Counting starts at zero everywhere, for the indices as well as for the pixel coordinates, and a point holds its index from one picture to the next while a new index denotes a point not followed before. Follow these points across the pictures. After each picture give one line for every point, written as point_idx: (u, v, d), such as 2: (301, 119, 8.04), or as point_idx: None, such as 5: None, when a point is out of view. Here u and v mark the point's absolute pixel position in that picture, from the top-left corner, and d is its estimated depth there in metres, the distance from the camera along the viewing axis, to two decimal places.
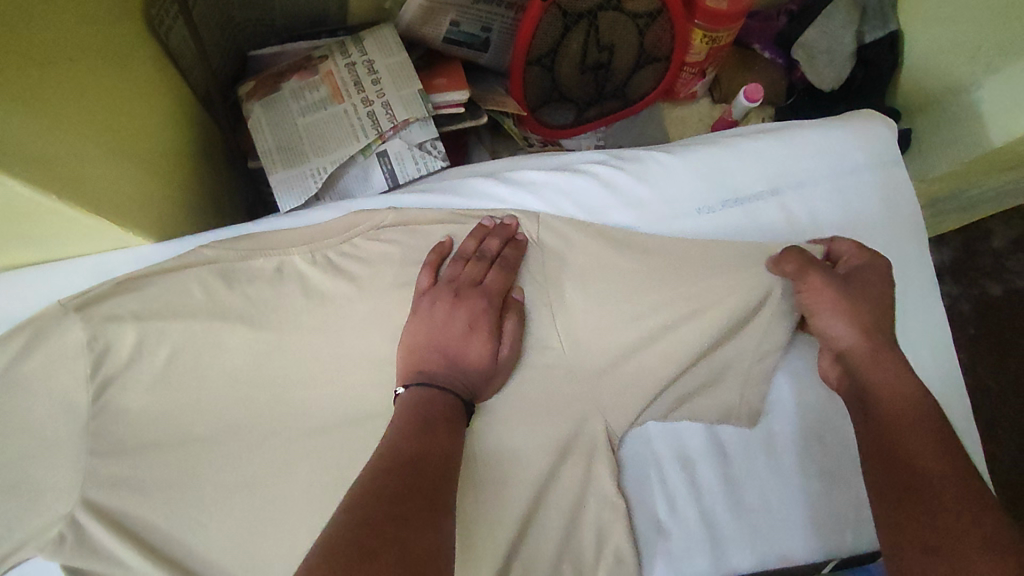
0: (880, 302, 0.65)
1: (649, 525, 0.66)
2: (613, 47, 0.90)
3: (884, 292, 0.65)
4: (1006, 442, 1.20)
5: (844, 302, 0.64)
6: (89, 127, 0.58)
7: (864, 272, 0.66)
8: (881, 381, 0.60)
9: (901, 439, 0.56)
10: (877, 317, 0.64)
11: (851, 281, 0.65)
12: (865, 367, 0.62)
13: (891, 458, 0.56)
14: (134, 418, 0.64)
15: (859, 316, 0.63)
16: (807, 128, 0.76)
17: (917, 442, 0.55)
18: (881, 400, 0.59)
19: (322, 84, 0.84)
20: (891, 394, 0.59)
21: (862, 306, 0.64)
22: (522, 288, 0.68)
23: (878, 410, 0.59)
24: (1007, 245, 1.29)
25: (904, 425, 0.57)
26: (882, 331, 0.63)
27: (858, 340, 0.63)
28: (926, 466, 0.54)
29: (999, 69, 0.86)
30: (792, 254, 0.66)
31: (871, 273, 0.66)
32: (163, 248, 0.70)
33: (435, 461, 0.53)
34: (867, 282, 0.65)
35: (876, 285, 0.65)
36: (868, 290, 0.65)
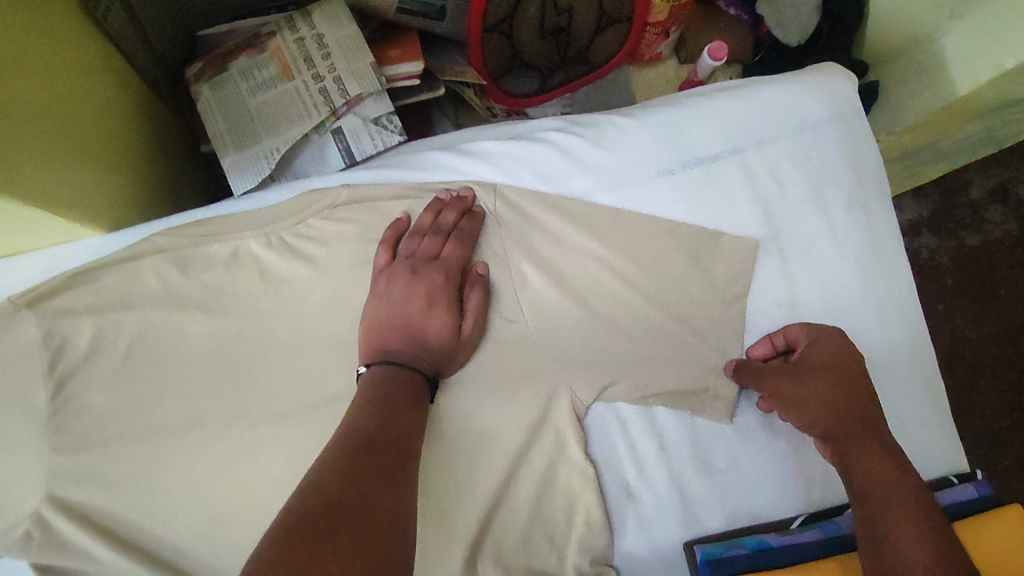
0: (841, 378, 0.65)
1: (619, 491, 0.66)
2: (571, 10, 0.89)
3: (835, 366, 0.66)
4: (985, 392, 1.22)
5: (812, 390, 0.65)
6: (29, 119, 0.56)
7: (814, 352, 0.67)
8: (864, 459, 0.61)
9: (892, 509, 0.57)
10: (850, 388, 0.65)
11: (799, 373, 0.66)
12: (853, 449, 0.62)
13: (886, 526, 0.56)
14: (95, 413, 0.63)
15: (831, 394, 0.64)
16: (764, 84, 0.75)
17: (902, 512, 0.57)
18: (869, 477, 0.60)
19: (271, 61, 0.82)
20: (873, 465, 0.60)
21: (824, 390, 0.64)
22: (485, 264, 0.67)
23: (864, 485, 0.60)
24: (983, 194, 1.28)
25: (891, 497, 0.58)
26: (855, 410, 0.64)
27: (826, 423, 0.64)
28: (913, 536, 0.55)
29: (963, 15, 0.85)
30: (749, 363, 0.67)
31: (817, 351, 0.67)
32: (112, 239, 0.68)
33: (396, 438, 0.52)
34: (817, 363, 0.66)
35: (839, 358, 0.66)
36: (823, 371, 0.65)
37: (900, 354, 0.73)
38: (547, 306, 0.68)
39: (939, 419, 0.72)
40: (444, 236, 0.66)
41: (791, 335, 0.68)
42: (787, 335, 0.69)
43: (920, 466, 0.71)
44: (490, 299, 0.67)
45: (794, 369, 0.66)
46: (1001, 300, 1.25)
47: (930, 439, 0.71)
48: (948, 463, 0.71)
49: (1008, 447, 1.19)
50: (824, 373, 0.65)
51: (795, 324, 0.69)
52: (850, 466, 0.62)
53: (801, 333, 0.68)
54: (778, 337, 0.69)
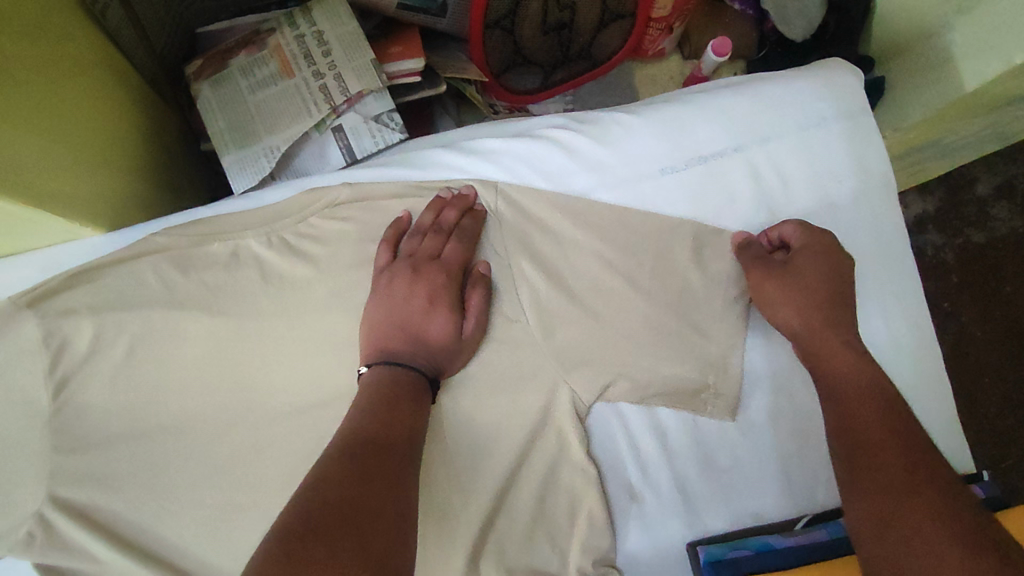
0: (829, 285, 0.66)
1: (621, 491, 0.66)
2: (574, 6, 0.87)
3: (827, 273, 0.66)
4: (990, 390, 1.21)
5: (790, 291, 0.66)
6: (30, 119, 0.56)
7: (809, 250, 0.67)
8: (829, 352, 0.63)
9: (857, 401, 0.59)
10: (829, 292, 0.66)
11: (792, 264, 0.67)
12: (822, 346, 0.64)
13: (855, 416, 0.59)
14: (96, 413, 0.63)
15: (807, 300, 0.65)
16: (769, 81, 0.74)
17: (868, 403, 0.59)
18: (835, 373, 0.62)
19: (271, 58, 0.81)
20: (840, 363, 0.63)
21: (812, 287, 0.66)
22: (487, 263, 0.67)
23: (830, 376, 0.62)
24: (989, 191, 1.27)
25: (856, 389, 0.60)
26: (837, 324, 0.65)
27: (809, 331, 0.65)
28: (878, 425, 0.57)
29: (971, 9, 0.83)
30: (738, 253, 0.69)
31: (814, 255, 0.67)
32: (112, 238, 0.67)
33: (397, 439, 0.52)
34: (810, 264, 0.66)
35: (830, 265, 0.67)
36: (815, 271, 0.66)
37: (905, 352, 0.72)
38: (549, 305, 0.68)
39: (945, 420, 0.71)
40: (445, 236, 0.66)
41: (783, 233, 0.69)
42: (781, 233, 0.69)
43: None
44: (490, 298, 0.66)
45: (786, 265, 0.67)
46: (1007, 298, 1.24)
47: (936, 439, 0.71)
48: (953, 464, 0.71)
49: (1012, 445, 1.19)
50: (815, 276, 0.66)
51: (790, 220, 0.69)
52: (816, 360, 0.64)
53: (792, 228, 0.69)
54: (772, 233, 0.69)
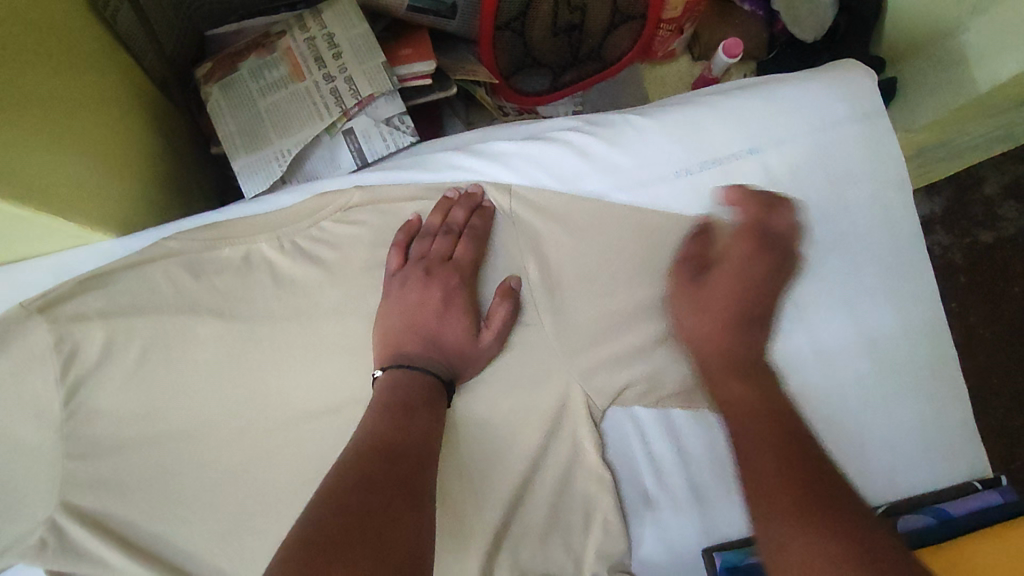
0: (747, 297, 0.64)
1: (636, 496, 0.66)
2: (584, 8, 0.87)
3: (765, 273, 0.64)
4: (999, 390, 1.20)
5: (696, 304, 0.64)
6: (40, 124, 0.55)
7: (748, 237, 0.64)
8: (722, 382, 0.61)
9: (750, 420, 0.57)
10: (728, 316, 0.63)
11: (706, 274, 0.65)
12: (715, 372, 0.62)
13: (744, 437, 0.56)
14: (108, 418, 0.63)
15: (714, 316, 0.63)
16: (784, 83, 0.73)
17: (760, 423, 0.56)
18: (733, 401, 0.59)
19: (281, 61, 0.81)
20: (737, 391, 0.59)
21: (720, 302, 0.63)
22: (517, 277, 0.67)
23: (728, 399, 0.60)
24: (998, 191, 1.26)
25: (748, 411, 0.57)
26: (749, 347, 0.63)
27: (713, 351, 0.62)
28: (765, 441, 0.54)
29: (986, 10, 0.82)
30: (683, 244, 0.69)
31: (757, 254, 0.64)
32: (124, 242, 0.67)
33: (414, 446, 0.51)
34: (743, 271, 0.64)
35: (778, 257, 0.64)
36: (743, 277, 0.63)
37: (921, 356, 0.71)
38: (562, 309, 0.67)
39: (962, 424, 0.71)
40: (470, 228, 0.66)
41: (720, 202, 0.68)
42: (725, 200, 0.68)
43: (943, 470, 0.69)
44: (516, 315, 0.66)
45: (703, 280, 0.65)
46: (1018, 298, 1.23)
47: (952, 443, 0.70)
48: (970, 468, 0.70)
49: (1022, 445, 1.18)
50: (742, 286, 0.63)
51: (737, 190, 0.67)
52: (716, 385, 0.62)
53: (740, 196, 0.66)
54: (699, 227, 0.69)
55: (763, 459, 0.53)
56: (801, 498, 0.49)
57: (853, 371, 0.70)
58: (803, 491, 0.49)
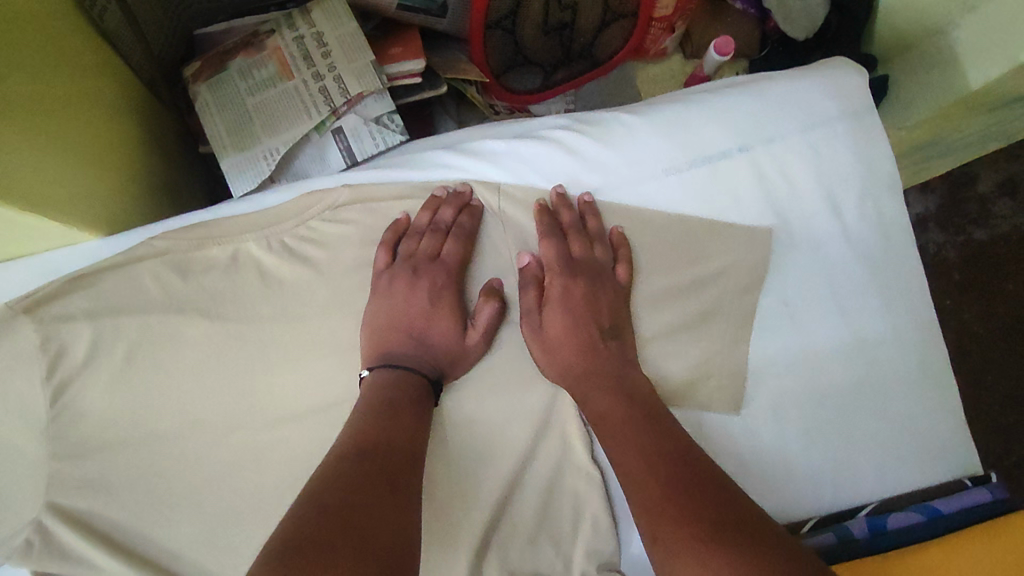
0: (591, 321, 0.64)
1: (625, 495, 0.65)
2: (575, 6, 0.87)
3: (591, 306, 0.64)
4: (993, 387, 1.20)
5: (557, 316, 0.64)
6: (27, 124, 0.55)
7: (558, 278, 0.65)
8: (590, 392, 0.61)
9: (624, 432, 0.57)
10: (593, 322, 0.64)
11: (551, 308, 0.64)
12: (585, 383, 0.62)
13: (620, 446, 0.56)
14: (95, 419, 0.63)
15: (573, 324, 0.63)
16: (773, 80, 0.73)
17: (632, 436, 0.56)
18: (606, 410, 0.59)
19: (270, 60, 0.80)
20: (602, 400, 0.60)
21: (571, 314, 0.64)
22: (501, 279, 0.67)
23: (597, 411, 0.60)
24: (992, 188, 1.26)
25: (616, 423, 0.58)
26: (608, 353, 0.63)
27: (576, 361, 0.63)
28: (639, 452, 0.55)
29: (977, 6, 0.82)
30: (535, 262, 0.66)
31: (585, 281, 0.65)
32: (111, 242, 0.66)
33: (400, 445, 0.51)
34: (572, 304, 0.64)
35: (606, 285, 0.65)
36: (572, 308, 0.64)
37: (911, 353, 0.71)
38: None
39: (952, 421, 0.71)
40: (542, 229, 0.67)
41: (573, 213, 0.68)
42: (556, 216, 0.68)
43: (934, 467, 0.69)
44: (504, 314, 0.66)
45: (541, 319, 0.64)
46: (1011, 296, 1.23)
47: (942, 440, 0.70)
48: (960, 464, 0.70)
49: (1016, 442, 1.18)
50: (573, 317, 0.64)
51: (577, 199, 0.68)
52: (583, 395, 0.62)
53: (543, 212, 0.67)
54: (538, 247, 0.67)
55: (640, 467, 0.53)
56: (690, 500, 0.49)
57: (843, 369, 0.70)
58: (687, 496, 0.50)
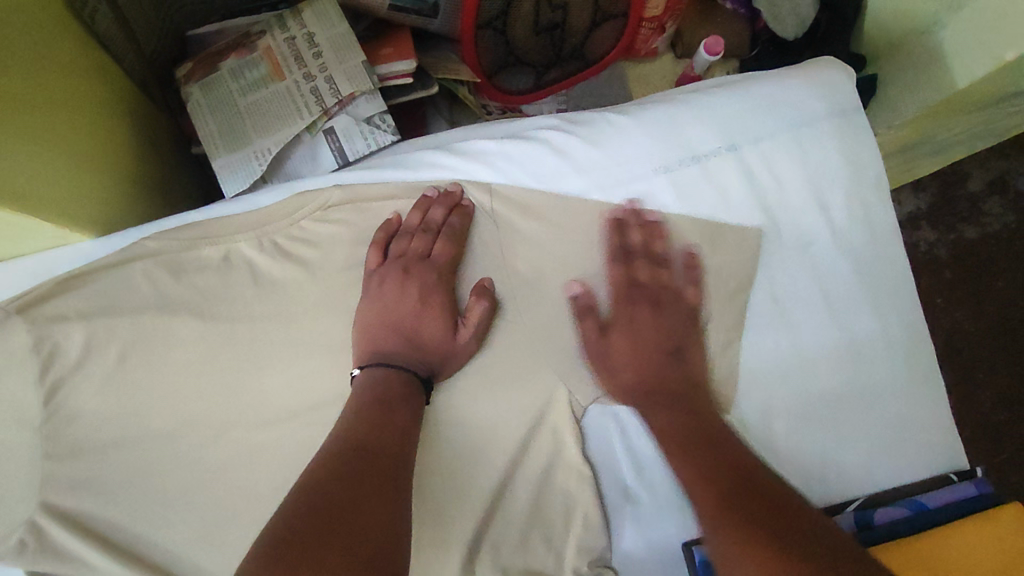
0: (656, 346, 0.67)
1: (616, 491, 0.66)
2: (566, 6, 0.87)
3: (658, 331, 0.67)
4: (983, 384, 1.21)
5: (378, 317, 0.62)
6: (20, 125, 0.55)
7: (624, 306, 0.68)
8: (649, 403, 0.65)
9: (692, 447, 0.60)
10: (644, 335, 0.67)
11: (611, 337, 0.67)
12: (642, 392, 0.65)
13: (685, 463, 0.59)
14: (88, 419, 0.63)
15: (424, 320, 0.63)
16: (761, 80, 0.74)
17: (699, 454, 0.59)
18: (669, 420, 0.63)
19: (261, 61, 0.80)
20: (665, 412, 0.64)
21: (635, 330, 0.67)
22: (489, 278, 0.67)
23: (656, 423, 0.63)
24: (981, 187, 1.27)
25: (687, 437, 0.61)
26: (665, 367, 0.66)
27: (632, 370, 0.66)
28: (707, 467, 0.57)
29: (963, 7, 0.83)
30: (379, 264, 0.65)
31: (654, 307, 0.68)
32: (102, 242, 0.67)
33: (390, 443, 0.52)
34: (639, 331, 0.67)
35: (672, 310, 0.68)
36: (638, 335, 0.67)
37: (899, 350, 0.72)
38: (540, 305, 0.68)
39: (939, 417, 0.72)
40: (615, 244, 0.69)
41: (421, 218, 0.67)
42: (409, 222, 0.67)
43: (921, 463, 0.70)
44: (495, 313, 0.66)
45: (603, 344, 0.67)
46: (1001, 294, 1.24)
47: (930, 436, 0.71)
48: (947, 460, 0.71)
49: (1006, 439, 1.19)
50: (640, 342, 0.67)
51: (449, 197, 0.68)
52: (642, 404, 0.65)
53: (610, 230, 0.69)
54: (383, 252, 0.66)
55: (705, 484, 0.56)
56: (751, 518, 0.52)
57: (831, 365, 0.70)
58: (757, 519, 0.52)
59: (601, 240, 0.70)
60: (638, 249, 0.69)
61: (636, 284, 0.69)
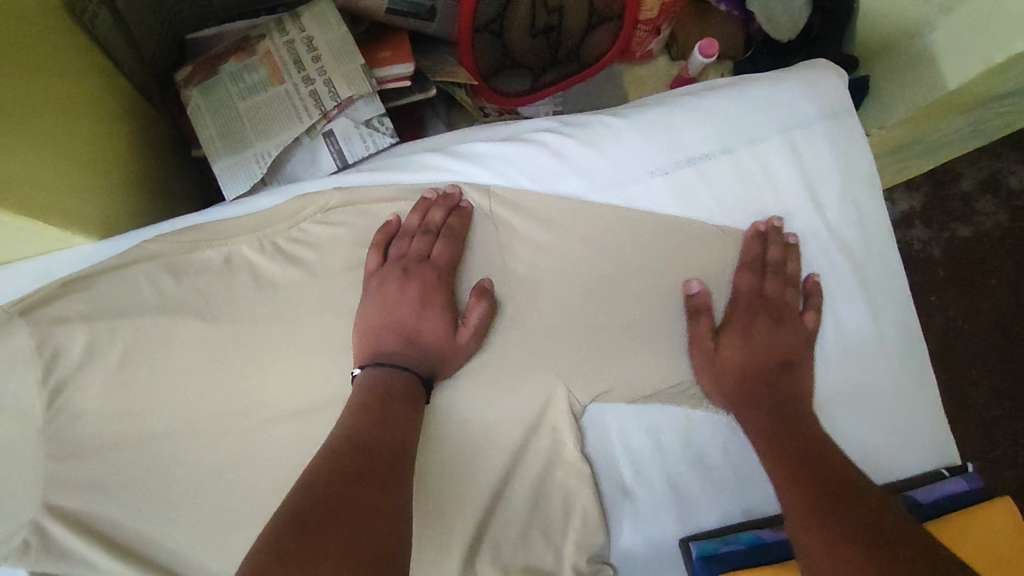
0: (767, 356, 0.67)
1: (614, 489, 0.67)
2: (561, 9, 0.88)
3: (772, 344, 0.67)
4: (976, 381, 1.23)
5: (378, 322, 0.63)
6: (23, 130, 0.56)
7: (744, 314, 0.69)
8: (754, 394, 0.65)
9: (796, 439, 0.61)
10: (766, 341, 0.67)
11: (727, 339, 0.68)
12: (754, 385, 0.66)
13: (784, 453, 0.60)
14: (90, 420, 0.63)
15: (424, 325, 0.63)
16: (755, 82, 0.75)
17: (802, 446, 0.60)
18: (777, 413, 0.64)
19: (261, 64, 0.81)
20: (773, 407, 0.64)
21: (759, 336, 0.68)
22: (490, 278, 0.68)
23: (761, 412, 0.64)
24: (974, 186, 1.29)
25: (793, 429, 0.62)
26: (781, 370, 0.67)
27: (748, 367, 0.67)
28: (808, 459, 0.59)
29: (953, 9, 0.84)
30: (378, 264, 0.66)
31: (766, 321, 0.68)
32: (103, 245, 0.68)
33: (391, 442, 0.53)
34: (754, 338, 0.68)
35: (791, 329, 0.69)
36: (752, 345, 0.67)
37: (893, 347, 0.73)
38: (540, 306, 0.69)
39: (932, 414, 0.73)
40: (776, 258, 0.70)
41: (420, 217, 0.68)
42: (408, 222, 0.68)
43: (915, 459, 0.71)
44: (494, 313, 0.67)
45: (715, 347, 0.68)
46: (993, 292, 1.26)
47: (924, 433, 0.72)
48: (940, 455, 0.72)
49: (999, 435, 1.21)
50: (754, 345, 0.67)
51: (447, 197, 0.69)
52: (747, 394, 0.66)
53: (757, 236, 0.71)
54: (384, 251, 0.67)
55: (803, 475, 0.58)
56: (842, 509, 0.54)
57: (826, 363, 0.71)
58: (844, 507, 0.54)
59: (741, 244, 0.72)
60: (776, 262, 0.70)
61: (634, 284, 0.70)
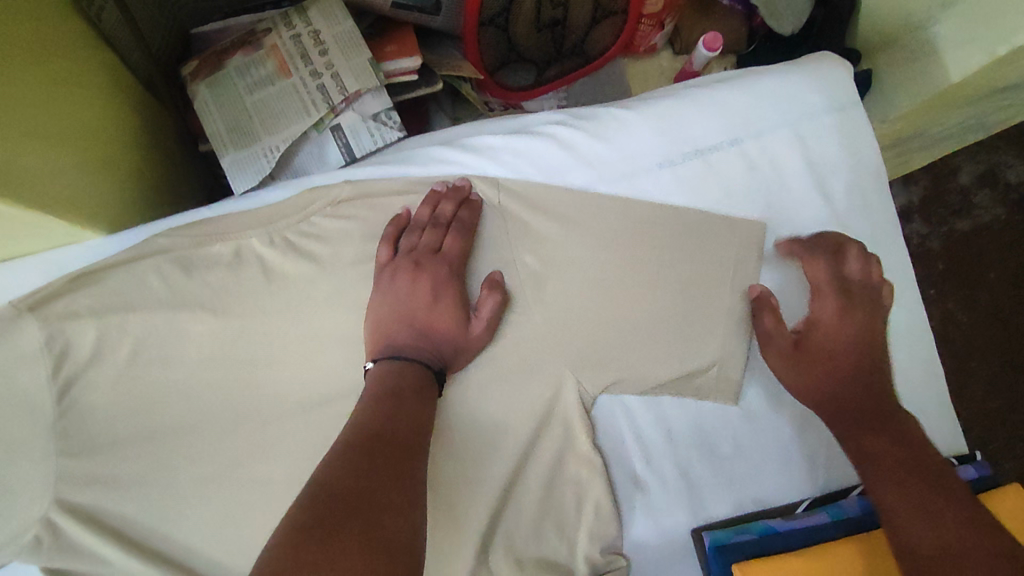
0: (849, 345, 0.67)
1: (626, 480, 0.67)
2: (567, 4, 0.88)
3: (852, 331, 0.67)
4: (976, 373, 1.24)
5: (390, 314, 0.63)
6: (31, 123, 0.56)
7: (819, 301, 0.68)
8: (837, 384, 0.66)
9: (876, 428, 0.62)
10: (844, 330, 0.67)
11: (801, 354, 0.67)
12: (833, 375, 0.66)
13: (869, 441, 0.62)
14: (101, 415, 0.63)
15: (436, 315, 0.63)
16: (764, 74, 0.75)
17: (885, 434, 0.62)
18: (859, 402, 0.64)
19: (268, 59, 0.81)
20: (854, 396, 0.65)
21: (835, 326, 0.67)
22: (500, 271, 0.68)
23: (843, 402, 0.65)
24: (972, 180, 1.30)
25: (874, 416, 0.63)
26: (860, 359, 0.67)
27: (830, 360, 0.66)
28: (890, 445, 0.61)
29: (956, 2, 0.84)
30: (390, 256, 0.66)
31: (846, 315, 0.68)
32: (114, 240, 0.67)
33: (406, 434, 0.53)
34: (831, 328, 0.67)
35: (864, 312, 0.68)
36: (831, 334, 0.67)
37: (900, 337, 0.74)
38: (551, 299, 0.68)
39: (939, 404, 0.73)
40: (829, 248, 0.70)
41: (429, 209, 0.68)
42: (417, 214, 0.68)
43: None
44: (505, 306, 0.67)
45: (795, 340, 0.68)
46: (992, 284, 1.27)
47: (931, 423, 0.72)
48: (947, 445, 0.73)
49: (997, 425, 1.22)
50: (835, 336, 0.67)
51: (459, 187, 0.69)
52: (831, 386, 0.66)
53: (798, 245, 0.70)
54: (395, 243, 0.67)
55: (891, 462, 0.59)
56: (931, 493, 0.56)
57: None
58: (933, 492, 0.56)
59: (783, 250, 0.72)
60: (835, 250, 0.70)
61: (644, 275, 0.70)
